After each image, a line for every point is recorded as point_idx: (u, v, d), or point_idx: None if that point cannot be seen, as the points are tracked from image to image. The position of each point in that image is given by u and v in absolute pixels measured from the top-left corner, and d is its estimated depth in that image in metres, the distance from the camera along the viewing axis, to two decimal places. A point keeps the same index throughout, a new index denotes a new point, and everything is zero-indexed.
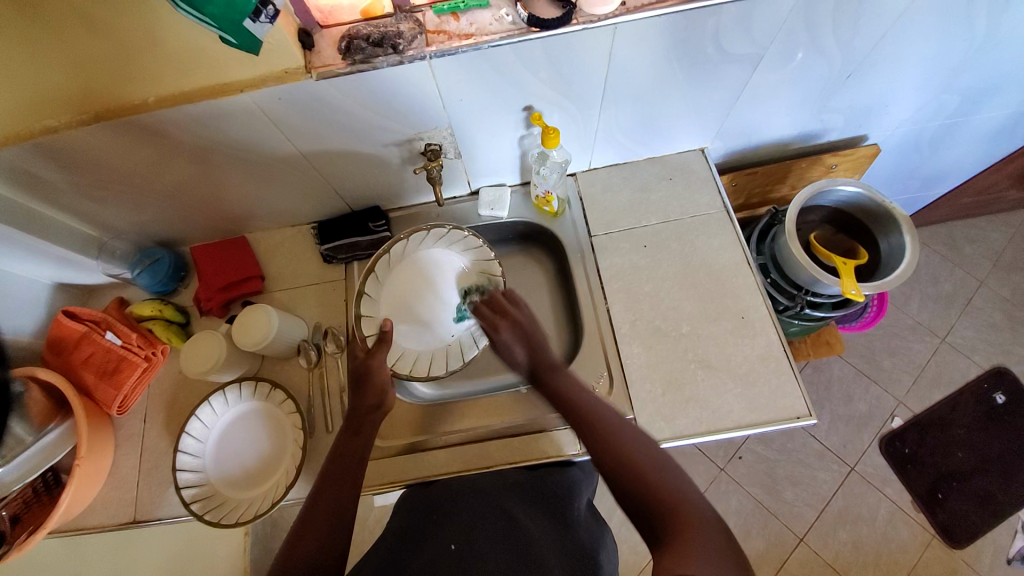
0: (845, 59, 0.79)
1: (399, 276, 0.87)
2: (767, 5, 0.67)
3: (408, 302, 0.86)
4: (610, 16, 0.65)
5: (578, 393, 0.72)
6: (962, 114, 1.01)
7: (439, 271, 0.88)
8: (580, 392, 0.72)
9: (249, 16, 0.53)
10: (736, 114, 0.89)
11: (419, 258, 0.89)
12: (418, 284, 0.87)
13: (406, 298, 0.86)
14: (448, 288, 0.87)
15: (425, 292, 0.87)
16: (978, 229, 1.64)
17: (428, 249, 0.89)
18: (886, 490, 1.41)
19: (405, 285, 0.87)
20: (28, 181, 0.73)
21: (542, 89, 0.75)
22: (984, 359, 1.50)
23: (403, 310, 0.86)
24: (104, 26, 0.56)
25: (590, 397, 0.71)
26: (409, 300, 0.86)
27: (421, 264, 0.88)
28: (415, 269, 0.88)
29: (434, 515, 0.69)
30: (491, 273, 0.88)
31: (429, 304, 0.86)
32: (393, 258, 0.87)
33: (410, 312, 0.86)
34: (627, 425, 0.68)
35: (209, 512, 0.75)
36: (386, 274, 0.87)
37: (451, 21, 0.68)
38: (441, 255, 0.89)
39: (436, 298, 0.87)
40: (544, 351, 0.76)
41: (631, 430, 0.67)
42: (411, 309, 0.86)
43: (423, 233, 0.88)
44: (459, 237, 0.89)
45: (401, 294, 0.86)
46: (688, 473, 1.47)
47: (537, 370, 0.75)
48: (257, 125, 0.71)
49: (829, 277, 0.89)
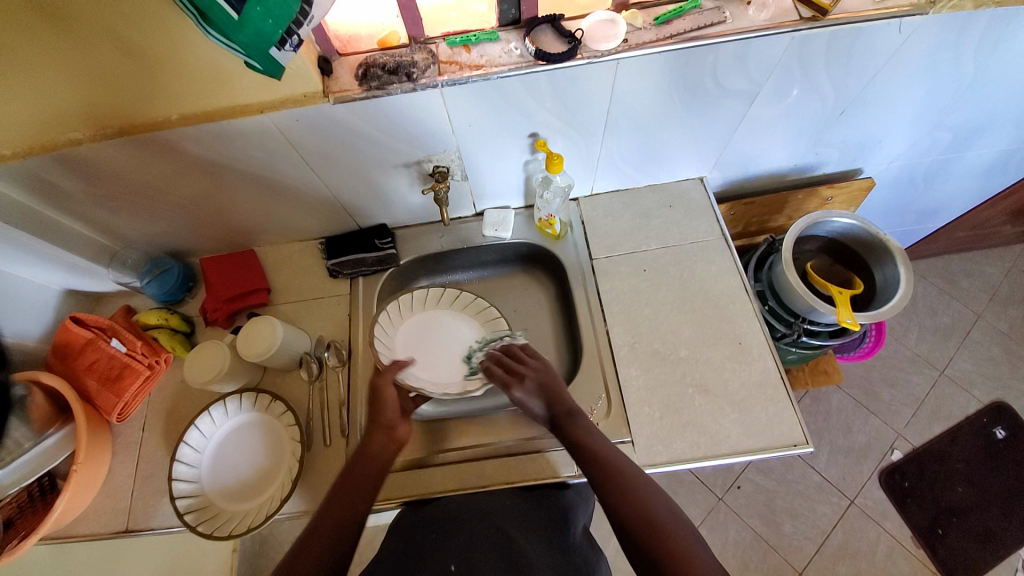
0: (839, 96, 0.82)
1: (401, 337, 0.88)
2: (763, 45, 0.70)
3: (417, 352, 0.88)
4: (613, 52, 0.69)
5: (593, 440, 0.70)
6: (955, 150, 1.04)
7: (440, 326, 0.90)
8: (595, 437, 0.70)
9: (275, 45, 0.54)
10: (733, 146, 0.92)
11: (413, 319, 0.91)
12: (422, 336, 0.89)
13: (415, 349, 0.88)
14: (449, 339, 0.89)
15: (431, 344, 0.88)
16: (974, 263, 1.66)
17: (420, 308, 0.92)
18: (885, 524, 1.38)
19: (411, 342, 0.88)
20: (48, 190, 0.76)
21: (547, 117, 0.79)
22: (984, 393, 1.50)
23: (416, 360, 0.86)
24: (135, 49, 0.60)
25: (611, 452, 0.69)
26: (416, 351, 0.88)
27: (421, 322, 0.91)
28: (418, 325, 0.90)
29: (434, 532, 0.69)
30: (494, 319, 0.90)
31: (440, 347, 0.88)
32: (391, 322, 0.89)
33: (423, 356, 0.87)
34: (643, 476, 0.67)
35: (203, 523, 0.75)
36: (389, 333, 0.88)
37: (463, 52, 0.71)
38: (434, 314, 0.92)
39: (442, 339, 0.89)
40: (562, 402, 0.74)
41: (650, 490, 0.65)
42: (418, 358, 0.87)
43: (415, 295, 0.92)
44: (449, 293, 0.92)
45: (410, 350, 0.88)
46: (685, 501, 1.45)
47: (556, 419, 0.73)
48: (272, 143, 0.74)
49: (825, 306, 0.91)
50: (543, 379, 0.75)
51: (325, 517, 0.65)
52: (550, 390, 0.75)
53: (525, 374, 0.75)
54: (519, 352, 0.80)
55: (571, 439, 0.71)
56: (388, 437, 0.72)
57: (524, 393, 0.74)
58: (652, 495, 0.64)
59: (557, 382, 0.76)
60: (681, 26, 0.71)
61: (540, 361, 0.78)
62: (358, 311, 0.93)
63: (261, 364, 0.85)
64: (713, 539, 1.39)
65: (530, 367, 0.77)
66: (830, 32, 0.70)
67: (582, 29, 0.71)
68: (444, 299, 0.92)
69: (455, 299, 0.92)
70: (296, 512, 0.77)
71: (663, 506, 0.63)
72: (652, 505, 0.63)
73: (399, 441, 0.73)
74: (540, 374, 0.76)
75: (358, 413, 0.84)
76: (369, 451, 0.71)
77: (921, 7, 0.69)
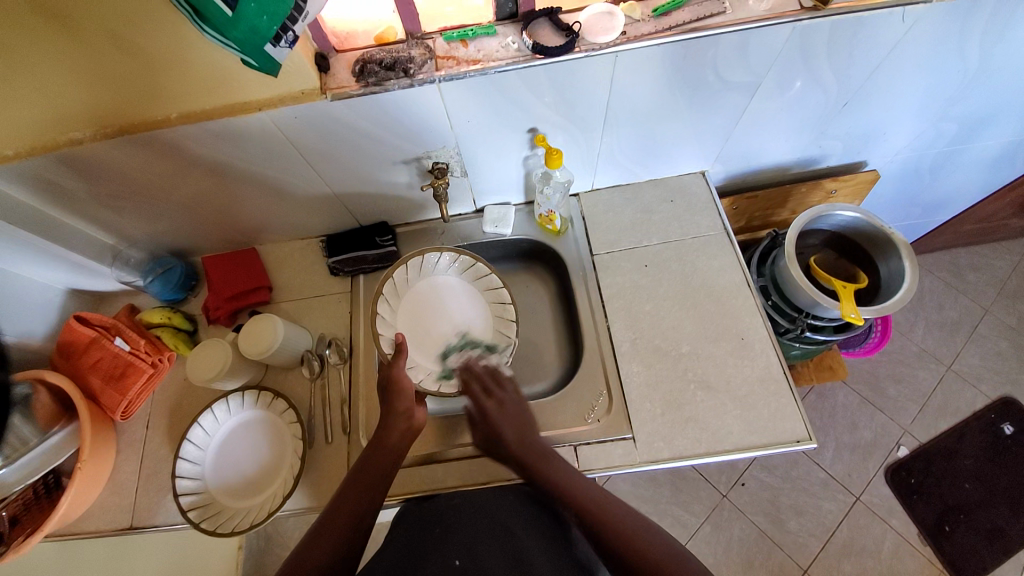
0: (841, 87, 0.81)
1: (410, 301, 0.88)
2: (763, 36, 0.70)
3: (424, 315, 0.88)
4: (612, 45, 0.68)
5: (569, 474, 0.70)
6: (962, 141, 1.03)
7: (452, 296, 0.90)
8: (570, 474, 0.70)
9: (270, 42, 0.53)
10: (735, 139, 0.91)
11: (435, 278, 0.90)
12: (432, 305, 0.89)
13: (422, 318, 0.88)
14: (457, 312, 0.89)
15: (438, 313, 0.88)
16: (982, 257, 1.64)
17: (443, 271, 0.90)
18: (891, 521, 1.37)
19: (419, 308, 0.88)
20: (49, 190, 0.76)
21: (546, 112, 0.78)
22: (991, 388, 1.48)
23: (419, 329, 0.87)
24: (134, 48, 0.59)
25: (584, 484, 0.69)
26: (425, 314, 0.88)
27: (438, 286, 0.90)
28: (433, 288, 0.90)
29: (436, 527, 0.72)
30: (506, 321, 0.87)
31: (446, 321, 0.88)
32: (406, 279, 0.88)
33: (425, 331, 0.87)
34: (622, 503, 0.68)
35: (206, 520, 0.75)
36: (399, 294, 0.87)
37: (460, 47, 0.71)
38: (456, 283, 0.91)
39: (449, 314, 0.88)
40: (533, 442, 0.73)
41: (628, 513, 0.67)
42: (424, 319, 0.88)
43: (442, 255, 0.90)
44: (477, 267, 0.90)
45: (415, 316, 0.88)
46: (689, 499, 1.44)
47: (523, 459, 0.72)
48: (271, 141, 0.74)
49: (829, 300, 0.90)
50: (516, 406, 0.76)
51: (336, 514, 0.65)
52: (522, 424, 0.74)
53: (502, 399, 0.77)
54: (500, 375, 0.80)
55: (543, 478, 0.69)
56: (408, 424, 0.73)
57: (498, 419, 0.75)
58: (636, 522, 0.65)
59: (529, 417, 0.76)
60: (680, 18, 0.70)
61: (515, 387, 0.79)
62: (359, 308, 0.93)
63: (264, 361, 0.86)
64: (717, 537, 1.39)
65: (505, 393, 0.77)
66: (831, 23, 0.69)
67: (580, 22, 0.70)
68: (467, 271, 0.91)
69: (478, 270, 0.90)
70: (298, 509, 0.77)
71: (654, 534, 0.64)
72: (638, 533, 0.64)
73: (418, 427, 0.74)
74: (513, 404, 0.76)
75: (359, 409, 0.84)
76: (390, 439, 0.71)
77: None
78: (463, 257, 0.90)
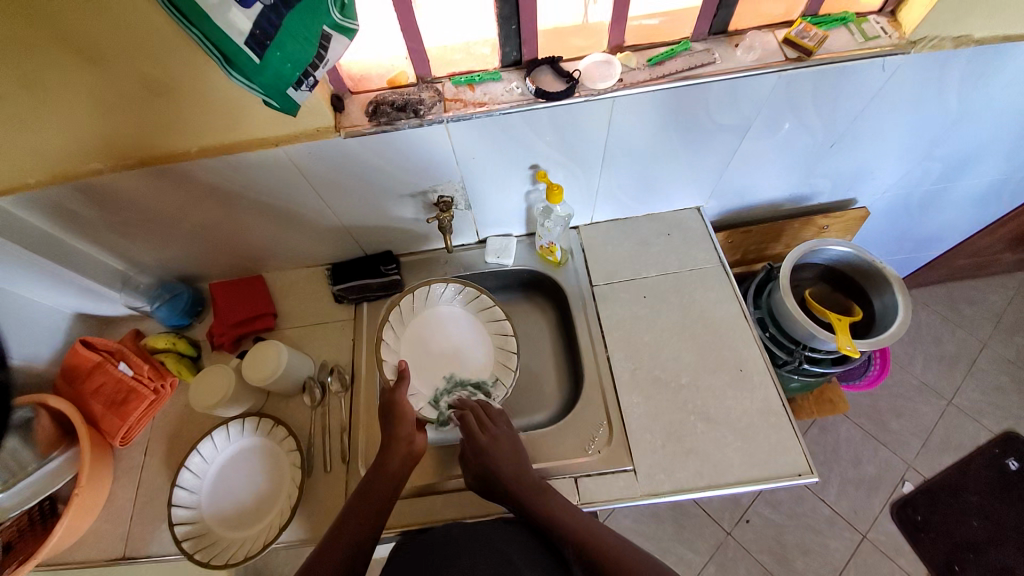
0: (828, 130, 0.86)
1: (413, 330, 0.90)
2: (751, 84, 0.74)
3: (427, 345, 0.89)
4: (610, 90, 0.73)
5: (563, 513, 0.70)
6: (948, 180, 1.07)
7: (454, 327, 0.91)
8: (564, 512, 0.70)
9: (292, 85, 0.56)
10: (728, 177, 0.95)
11: (439, 309, 0.92)
12: (436, 335, 0.90)
13: (425, 346, 0.89)
14: (459, 343, 0.90)
15: (440, 344, 0.90)
16: (977, 291, 1.66)
17: (448, 301, 0.92)
18: (900, 560, 1.34)
19: (422, 339, 0.90)
20: (67, 218, 0.79)
21: (547, 150, 0.82)
22: (994, 423, 1.47)
23: (421, 358, 0.88)
24: (163, 88, 0.64)
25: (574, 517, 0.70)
26: (428, 345, 0.89)
27: (441, 316, 0.92)
28: (436, 318, 0.91)
29: (436, 555, 0.69)
30: (507, 353, 0.88)
31: (449, 353, 0.89)
32: (410, 307, 0.91)
33: (427, 362, 0.88)
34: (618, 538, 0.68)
35: (200, 551, 0.74)
36: (404, 321, 0.90)
37: (467, 91, 0.75)
38: (459, 314, 0.92)
39: (452, 344, 0.90)
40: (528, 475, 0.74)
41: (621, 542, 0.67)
42: (427, 350, 0.89)
43: (448, 286, 0.92)
44: (482, 297, 0.91)
45: (418, 346, 0.89)
46: (693, 536, 1.40)
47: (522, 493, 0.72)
48: (284, 174, 0.78)
49: (825, 333, 0.92)
50: (510, 441, 0.77)
51: (332, 545, 0.64)
52: (517, 458, 0.75)
53: (497, 435, 0.77)
54: (494, 413, 0.81)
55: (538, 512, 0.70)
56: (408, 450, 0.73)
57: (494, 456, 0.75)
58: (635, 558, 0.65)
59: (523, 451, 0.77)
60: (673, 67, 0.75)
61: (508, 425, 0.79)
62: (362, 336, 0.94)
63: (265, 388, 0.86)
64: None
65: (500, 429, 0.78)
66: (814, 72, 0.74)
67: (580, 69, 0.75)
68: (472, 302, 0.92)
69: (482, 302, 0.91)
70: (295, 540, 0.76)
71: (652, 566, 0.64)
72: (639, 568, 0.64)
73: (418, 453, 0.74)
74: (507, 438, 0.77)
75: (359, 438, 0.84)
76: (391, 464, 0.71)
77: (903, 47, 0.73)
78: (467, 289, 0.92)
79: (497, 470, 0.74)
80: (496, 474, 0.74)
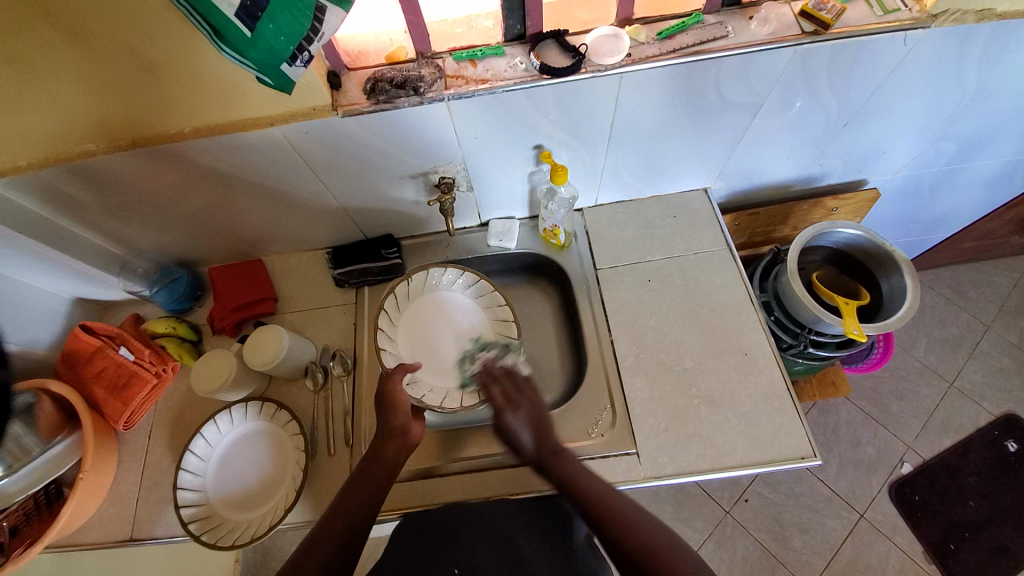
0: (842, 108, 0.83)
1: (438, 295, 0.91)
2: (765, 59, 0.71)
3: (440, 311, 0.90)
4: (617, 66, 0.70)
5: (586, 479, 0.67)
6: (960, 161, 1.04)
7: (469, 320, 0.90)
8: (588, 477, 0.68)
9: (286, 61, 0.54)
10: (737, 157, 0.93)
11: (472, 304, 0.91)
12: (451, 313, 0.90)
13: (429, 313, 0.89)
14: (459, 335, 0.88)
15: (449, 321, 0.89)
16: (983, 273, 1.65)
17: (477, 307, 0.90)
18: (895, 538, 1.36)
19: (443, 304, 0.90)
20: (62, 201, 0.77)
21: (552, 130, 0.80)
22: (994, 406, 1.47)
23: (431, 314, 0.89)
24: (152, 64, 0.61)
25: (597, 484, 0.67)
26: (442, 310, 0.90)
27: (469, 307, 0.91)
28: (459, 306, 0.91)
29: (436, 537, 0.69)
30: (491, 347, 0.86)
31: (446, 330, 0.88)
32: (436, 279, 0.91)
33: (427, 325, 0.89)
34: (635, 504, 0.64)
35: (207, 533, 0.75)
36: (420, 288, 0.91)
37: (469, 67, 0.73)
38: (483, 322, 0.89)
39: (458, 334, 0.88)
40: (551, 437, 0.72)
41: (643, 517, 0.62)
42: (438, 313, 0.90)
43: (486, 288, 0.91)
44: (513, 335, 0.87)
45: (437, 307, 0.90)
46: (691, 515, 1.42)
47: (543, 458, 0.70)
48: (282, 156, 0.76)
49: (830, 316, 0.91)
50: (536, 411, 0.74)
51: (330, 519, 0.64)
52: (542, 424, 0.73)
53: (523, 403, 0.74)
54: (519, 377, 0.78)
55: (561, 474, 0.68)
56: (404, 438, 0.73)
57: (516, 422, 0.73)
58: (643, 519, 0.62)
59: (549, 416, 0.74)
60: (684, 40, 0.71)
61: (536, 393, 0.76)
62: (363, 320, 0.94)
63: (267, 372, 0.86)
64: (720, 553, 1.37)
65: (527, 397, 0.75)
66: (833, 46, 0.71)
67: (586, 43, 0.72)
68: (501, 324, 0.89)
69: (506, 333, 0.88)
70: (298, 523, 0.77)
71: (662, 534, 0.61)
72: (650, 532, 0.60)
73: (414, 442, 0.74)
74: (533, 407, 0.75)
75: (362, 420, 0.84)
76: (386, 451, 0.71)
77: (923, 21, 0.70)
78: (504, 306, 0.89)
79: (518, 437, 0.72)
80: (519, 442, 0.72)
